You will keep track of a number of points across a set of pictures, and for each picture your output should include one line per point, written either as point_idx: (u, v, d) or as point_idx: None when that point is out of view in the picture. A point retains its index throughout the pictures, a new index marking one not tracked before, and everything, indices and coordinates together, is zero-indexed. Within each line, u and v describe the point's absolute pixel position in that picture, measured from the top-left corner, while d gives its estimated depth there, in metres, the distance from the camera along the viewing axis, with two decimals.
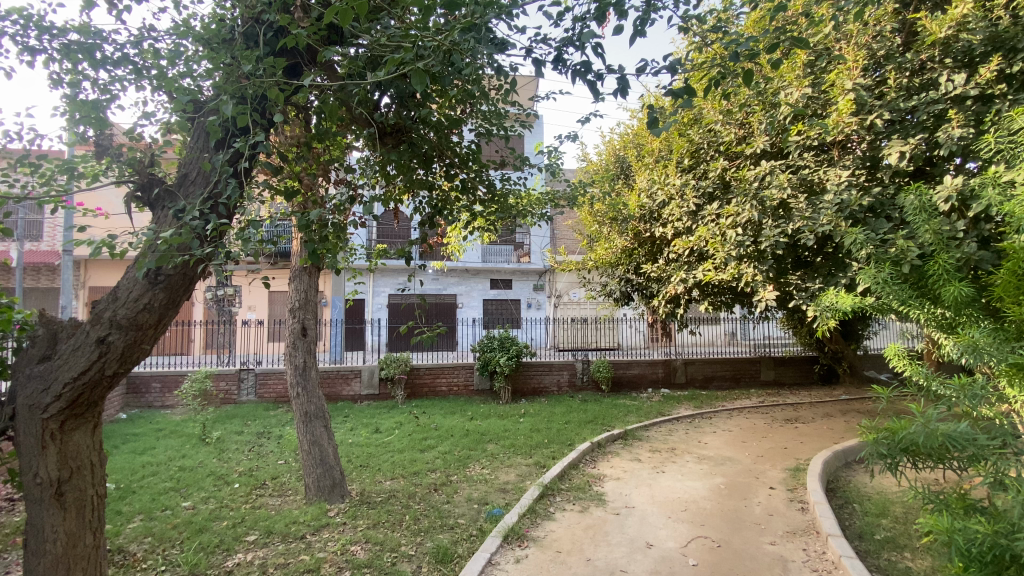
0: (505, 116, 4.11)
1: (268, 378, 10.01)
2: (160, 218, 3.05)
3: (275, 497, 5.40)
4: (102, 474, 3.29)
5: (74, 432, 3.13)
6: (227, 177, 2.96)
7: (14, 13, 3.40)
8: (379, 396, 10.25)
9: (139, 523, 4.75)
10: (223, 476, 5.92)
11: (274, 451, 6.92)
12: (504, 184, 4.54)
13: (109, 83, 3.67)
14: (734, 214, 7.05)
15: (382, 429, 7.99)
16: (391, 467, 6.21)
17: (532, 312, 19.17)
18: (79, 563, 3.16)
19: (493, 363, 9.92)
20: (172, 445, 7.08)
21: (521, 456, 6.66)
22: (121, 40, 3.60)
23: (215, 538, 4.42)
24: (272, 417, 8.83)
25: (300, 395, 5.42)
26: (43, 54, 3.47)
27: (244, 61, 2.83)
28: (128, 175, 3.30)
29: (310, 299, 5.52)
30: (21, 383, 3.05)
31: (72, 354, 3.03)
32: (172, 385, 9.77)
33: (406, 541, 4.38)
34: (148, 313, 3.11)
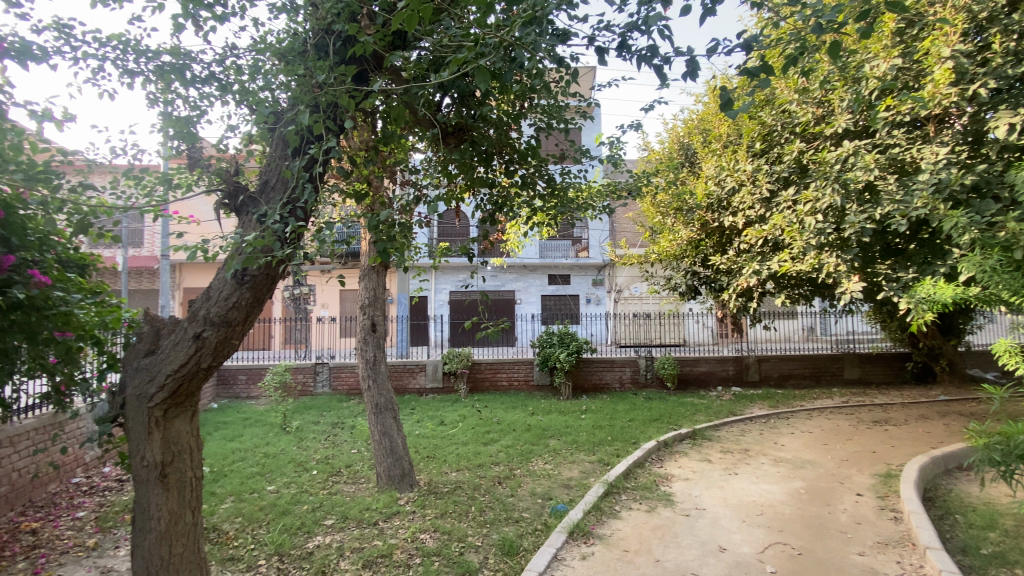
0: (566, 108, 4.03)
1: (340, 371, 10.57)
2: (245, 222, 3.29)
3: (349, 484, 5.69)
4: (199, 458, 3.60)
5: (175, 420, 3.44)
6: (304, 181, 3.15)
7: (115, 39, 3.77)
8: (443, 390, 10.54)
9: (230, 504, 5.16)
10: (302, 463, 6.31)
11: (348, 441, 7.29)
12: (564, 178, 4.45)
13: (198, 100, 3.99)
14: (813, 200, 6.50)
15: (447, 422, 8.20)
16: (456, 459, 6.35)
17: (592, 307, 18.93)
18: (180, 539, 3.47)
19: (554, 359, 9.88)
20: (257, 433, 7.65)
21: (585, 452, 6.59)
22: (207, 60, 3.91)
23: (297, 520, 4.72)
24: (345, 408, 9.32)
25: (371, 387, 5.67)
26: (142, 76, 3.83)
27: (318, 71, 2.97)
28: (216, 184, 3.58)
29: (378, 297, 5.75)
30: (130, 375, 3.40)
31: (173, 348, 3.34)
32: (255, 377, 10.55)
33: (473, 531, 4.46)
34: (236, 311, 3.36)
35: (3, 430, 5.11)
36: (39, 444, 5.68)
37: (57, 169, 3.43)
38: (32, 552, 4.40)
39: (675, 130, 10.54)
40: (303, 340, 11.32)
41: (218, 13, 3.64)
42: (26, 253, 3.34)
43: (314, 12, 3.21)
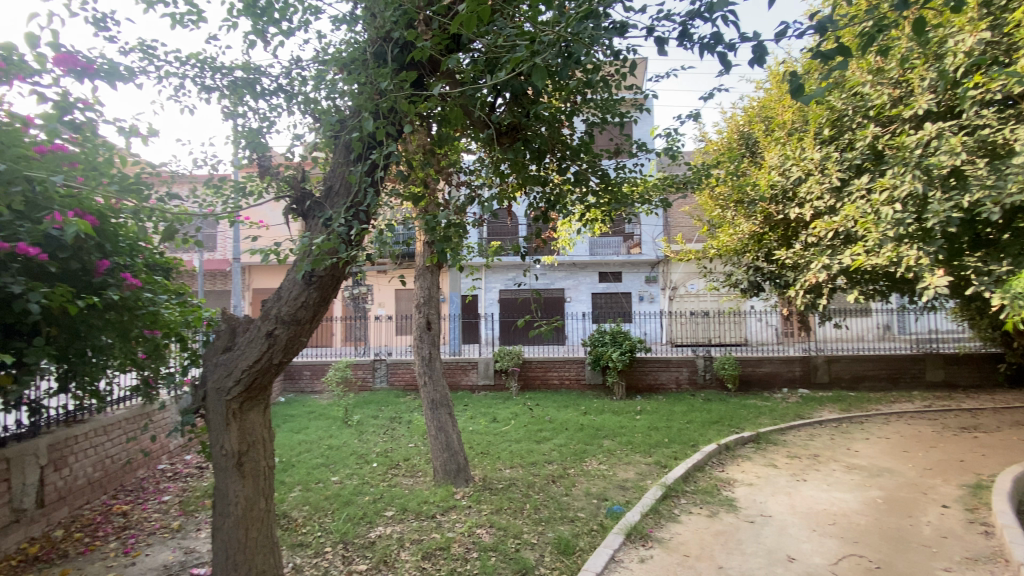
0: (620, 103, 3.94)
1: (396, 368, 10.91)
2: (312, 226, 3.46)
3: (408, 477, 5.87)
4: (272, 449, 3.82)
5: (250, 412, 3.67)
6: (366, 185, 3.29)
7: (193, 58, 4.06)
8: (495, 387, 10.64)
9: (298, 493, 5.45)
10: (362, 455, 6.58)
11: (405, 435, 7.53)
12: (619, 173, 4.35)
13: (268, 112, 4.23)
14: (889, 188, 6.06)
15: (500, 419, 8.28)
16: (509, 456, 6.41)
17: (645, 305, 18.46)
18: (255, 524, 3.70)
19: (606, 358, 9.74)
20: (321, 426, 8.03)
21: (640, 454, 6.46)
22: (275, 73, 4.12)
23: (359, 510, 4.92)
24: (402, 403, 9.62)
25: (427, 383, 5.82)
26: (217, 91, 4.09)
27: (379, 78, 3.08)
28: (285, 191, 3.80)
29: (433, 296, 5.89)
30: (210, 370, 3.65)
31: (248, 345, 3.56)
32: (319, 373, 11.08)
33: (529, 529, 4.48)
34: (305, 309, 3.54)
35: (99, 419, 5.64)
36: (130, 432, 6.23)
37: (146, 181, 3.75)
38: (124, 533, 4.83)
39: (734, 118, 10.13)
40: (361, 338, 11.77)
41: (285, 27, 3.84)
42: (118, 258, 3.67)
43: (373, 20, 3.32)
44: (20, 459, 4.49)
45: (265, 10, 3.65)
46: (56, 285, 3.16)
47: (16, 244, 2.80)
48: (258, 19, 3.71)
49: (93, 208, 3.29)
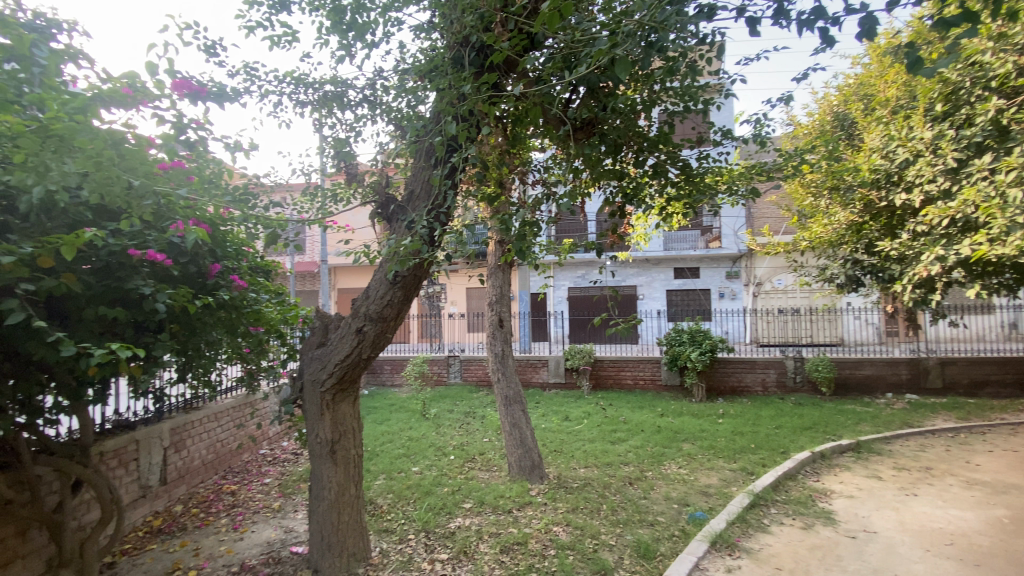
0: (704, 89, 3.75)
1: (470, 364, 11.19)
2: (396, 229, 3.64)
3: (484, 471, 6.00)
4: (360, 438, 4.05)
5: (341, 404, 3.92)
6: (445, 187, 3.39)
7: (289, 76, 4.40)
8: (567, 385, 10.59)
9: (383, 481, 5.75)
10: (440, 448, 6.82)
11: (480, 429, 7.71)
12: (702, 163, 4.14)
13: (354, 123, 4.49)
14: (1018, 167, 5.31)
15: (573, 417, 8.23)
16: (584, 455, 6.35)
17: (726, 302, 17.59)
18: (346, 509, 3.95)
19: (684, 358, 9.36)
20: (401, 418, 8.41)
21: (724, 459, 6.16)
22: (360, 84, 4.35)
23: (439, 501, 5.10)
24: (476, 399, 9.85)
25: (500, 380, 5.90)
26: (309, 105, 4.40)
27: (459, 83, 3.16)
28: (371, 197, 4.04)
29: (505, 294, 5.98)
30: (307, 363, 3.95)
31: (339, 341, 3.81)
32: (398, 367, 11.63)
33: (607, 530, 4.42)
34: (390, 307, 3.73)
35: (211, 407, 6.28)
36: (237, 419, 6.90)
37: (251, 192, 4.11)
38: (232, 510, 5.35)
39: (827, 98, 9.35)
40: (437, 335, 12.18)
41: (370, 40, 4.05)
42: (228, 261, 4.05)
43: (451, 27, 3.41)
44: (147, 441, 5.10)
45: (350, 26, 3.87)
46: (179, 287, 3.52)
47: (147, 250, 3.16)
48: (345, 34, 3.94)
49: (208, 216, 3.64)
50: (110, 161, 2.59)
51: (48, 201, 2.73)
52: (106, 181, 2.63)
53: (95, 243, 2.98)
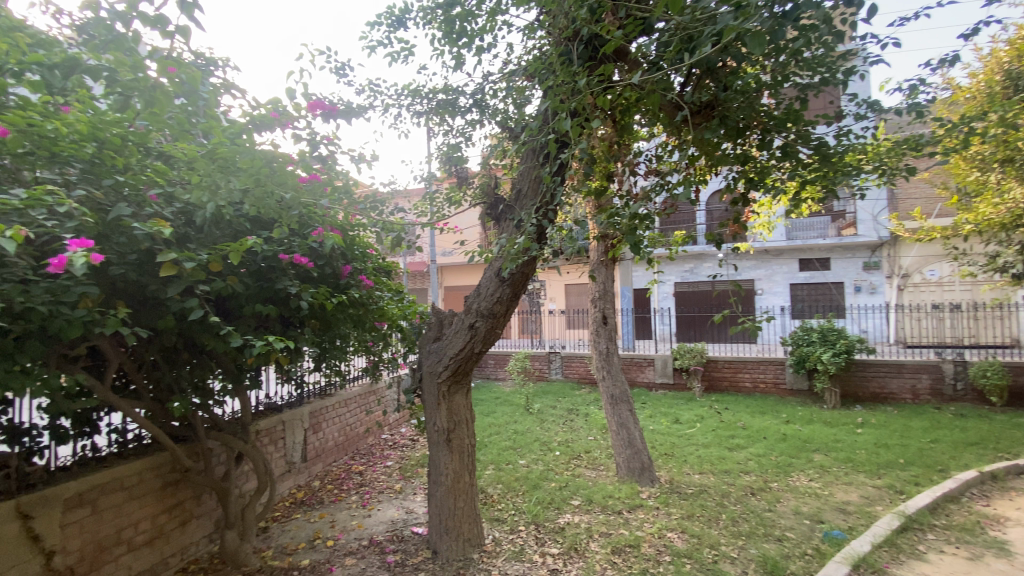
0: (842, 56, 3.34)
1: (571, 361, 11.14)
2: (505, 228, 3.72)
3: (590, 469, 5.95)
4: (474, 429, 4.23)
5: (455, 395, 4.12)
6: (552, 183, 3.37)
7: (407, 88, 4.70)
8: (675, 386, 10.12)
9: (492, 471, 5.94)
10: (545, 442, 6.89)
11: (584, 427, 7.66)
12: (841, 140, 3.68)
13: (465, 127, 4.68)
14: None
15: (683, 420, 7.84)
16: (698, 460, 6.03)
17: (862, 296, 15.69)
18: (461, 495, 4.14)
19: (814, 359, 8.46)
20: (506, 412, 8.64)
21: (864, 474, 5.48)
22: (469, 90, 4.53)
23: (548, 496, 5.14)
24: (579, 396, 9.80)
25: (605, 378, 5.79)
26: (425, 115, 4.66)
27: (568, 78, 3.15)
28: (481, 198, 4.18)
29: (609, 290, 5.87)
30: (425, 356, 4.20)
31: (454, 335, 4.00)
32: (501, 361, 11.96)
33: (727, 541, 4.16)
34: (500, 304, 3.84)
35: (340, 394, 6.96)
36: (362, 406, 7.57)
37: (376, 199, 4.48)
38: (360, 489, 5.88)
39: (995, 54, 7.85)
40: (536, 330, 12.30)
41: (479, 46, 4.18)
42: (357, 263, 4.44)
43: (558, 23, 3.41)
44: (292, 422, 5.79)
45: (461, 35, 4.03)
46: (318, 286, 3.95)
47: (293, 254, 3.59)
48: (455, 43, 4.11)
49: (340, 223, 4.03)
50: (265, 177, 3.01)
51: (218, 215, 3.19)
52: (264, 196, 3.03)
53: (254, 250, 3.44)
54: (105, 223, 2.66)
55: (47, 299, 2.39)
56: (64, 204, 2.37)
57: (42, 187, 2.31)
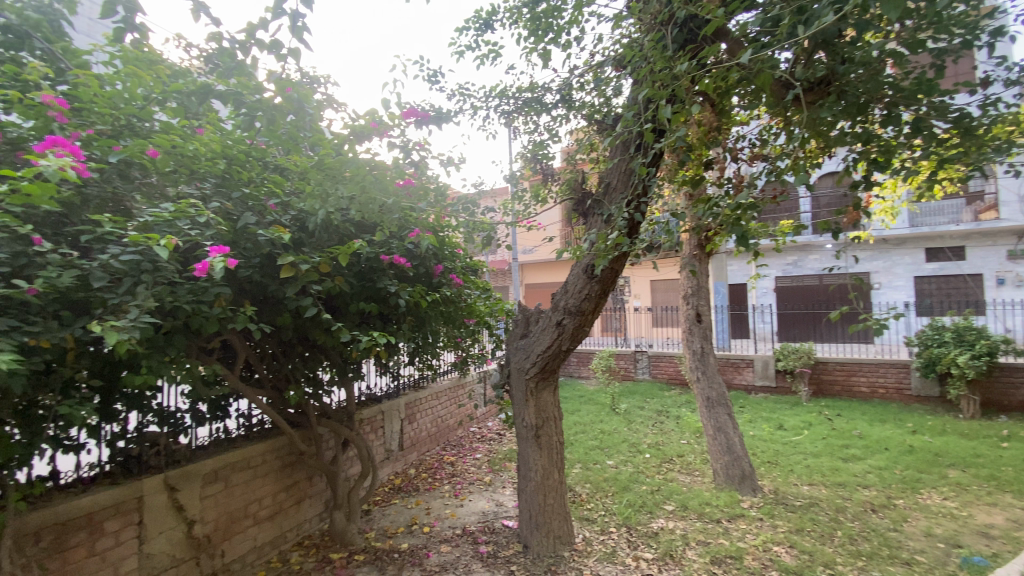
0: (991, 12, 2.87)
1: (660, 360, 10.75)
2: (594, 223, 3.65)
3: (684, 474, 5.68)
4: (562, 426, 4.21)
5: (543, 392, 4.13)
6: (644, 175, 3.24)
7: (495, 89, 4.79)
8: (777, 389, 9.39)
9: (580, 470, 5.88)
10: (634, 444, 6.69)
11: (676, 430, 7.34)
12: (990, 110, 3.15)
13: (552, 123, 4.66)
14: None
15: (787, 426, 7.24)
16: (806, 470, 5.54)
17: (1008, 290, 13.57)
18: (550, 492, 4.13)
19: (947, 361, 7.43)
20: (592, 410, 8.53)
21: (1014, 495, 4.73)
22: (556, 86, 4.51)
23: (639, 499, 4.99)
24: (668, 397, 9.42)
25: (700, 380, 5.50)
26: (512, 113, 4.70)
27: (662, 64, 3.02)
28: (568, 194, 4.15)
29: (703, 286, 5.57)
30: (512, 353, 4.25)
31: (541, 332, 4.01)
32: (585, 360, 11.83)
33: (844, 560, 3.78)
34: (588, 301, 3.78)
35: (432, 387, 7.27)
36: (452, 400, 7.85)
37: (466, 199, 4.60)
38: (453, 479, 6.11)
39: None
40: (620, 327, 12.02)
41: (566, 41, 4.14)
42: (448, 262, 4.59)
43: (650, 8, 3.28)
44: (390, 412, 6.16)
45: (548, 31, 4.02)
46: (414, 285, 4.14)
47: (392, 255, 3.81)
48: (541, 39, 4.11)
49: (433, 224, 4.19)
50: (369, 184, 3.21)
51: (327, 221, 3.45)
52: (367, 202, 3.23)
53: (359, 253, 3.69)
54: (234, 232, 2.98)
55: (191, 299, 2.73)
56: (203, 215, 2.68)
57: (186, 200, 2.64)
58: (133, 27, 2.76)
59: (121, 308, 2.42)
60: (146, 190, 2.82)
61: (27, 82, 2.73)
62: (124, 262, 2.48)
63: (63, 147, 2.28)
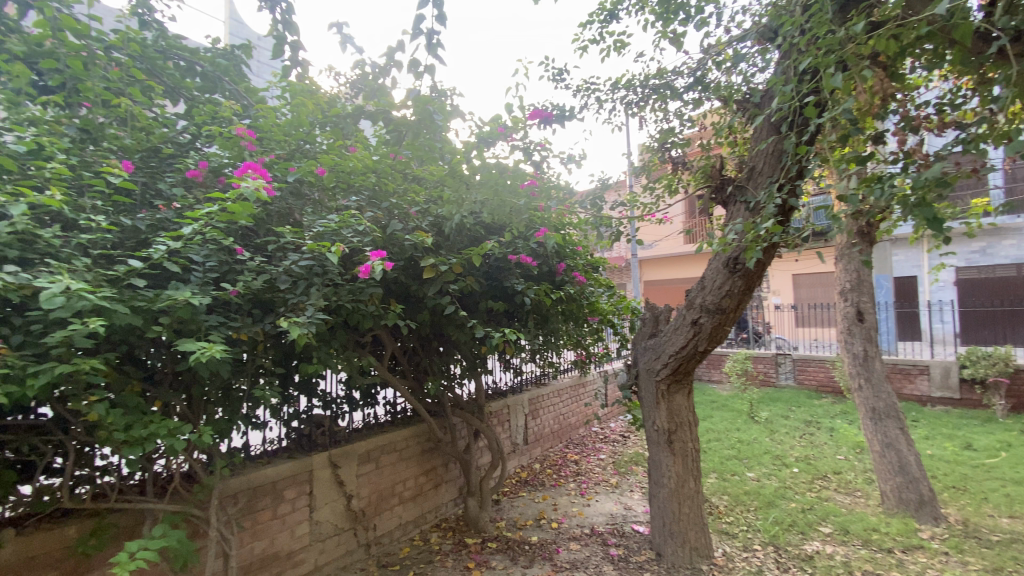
0: None
1: (806, 365, 9.64)
2: (736, 212, 3.39)
3: (842, 494, 5.01)
4: (697, 432, 3.97)
5: (676, 395, 3.92)
6: (796, 156, 2.92)
7: (620, 81, 4.67)
8: (962, 402, 7.87)
9: (715, 480, 5.49)
10: (779, 456, 6.07)
11: (829, 443, 6.51)
12: None
13: (685, 108, 4.40)
14: None
15: (979, 446, 6.03)
16: (1008, 501, 4.55)
17: None
18: (686, 500, 3.90)
19: None
20: (725, 417, 7.92)
21: None
22: (688, 70, 4.26)
23: (788, 517, 4.50)
24: (817, 406, 8.40)
25: (863, 388, 4.81)
26: (639, 103, 4.55)
27: (818, 30, 2.69)
28: (703, 183, 3.90)
29: (864, 280, 4.87)
30: (640, 353, 4.09)
31: (674, 332, 3.80)
32: (716, 362, 11.05)
33: None
34: (730, 298, 3.49)
35: (555, 385, 7.33)
36: (574, 398, 7.84)
37: (593, 197, 4.55)
38: (578, 478, 6.09)
39: None
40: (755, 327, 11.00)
41: (699, 20, 3.90)
42: (573, 261, 4.58)
43: None
44: (515, 407, 6.34)
45: (678, 12, 3.82)
46: (541, 283, 4.21)
47: (519, 255, 3.89)
48: (671, 21, 3.92)
49: (560, 222, 4.22)
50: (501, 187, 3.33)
51: (462, 225, 3.66)
52: (500, 205, 3.36)
53: (490, 254, 3.85)
54: (385, 237, 3.29)
55: (350, 298, 3.06)
56: (362, 224, 3.01)
57: (347, 211, 2.99)
58: (298, 63, 3.18)
59: (299, 306, 2.81)
60: (314, 205, 3.24)
61: (225, 119, 3.28)
62: (301, 267, 2.86)
63: (255, 171, 2.70)
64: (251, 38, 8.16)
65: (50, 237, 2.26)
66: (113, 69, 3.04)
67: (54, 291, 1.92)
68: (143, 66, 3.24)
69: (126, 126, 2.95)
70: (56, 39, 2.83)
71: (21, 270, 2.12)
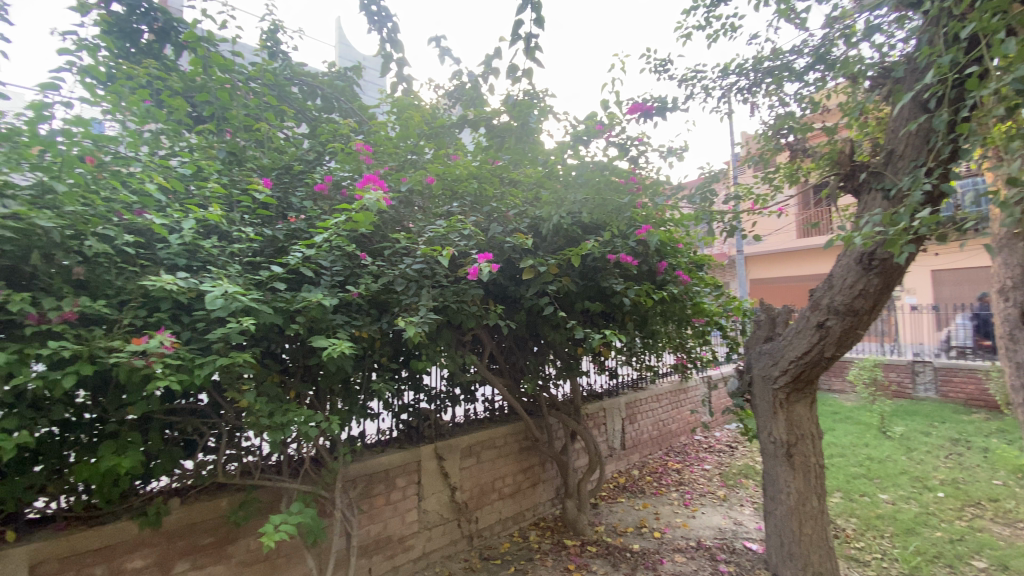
0: None
1: (951, 375, 8.40)
2: (870, 201, 3.05)
3: (1004, 526, 4.29)
4: (821, 446, 3.61)
5: (796, 405, 3.59)
6: (948, 135, 2.56)
7: (729, 66, 4.40)
8: None
9: (840, 500, 4.96)
10: (920, 478, 5.33)
11: (983, 465, 5.61)
12: None
13: (805, 89, 4.04)
14: None
15: None
16: None
17: None
18: (808, 520, 3.56)
19: None
20: (850, 431, 7.13)
21: None
22: (809, 47, 3.91)
23: (932, 546, 3.95)
24: (967, 422, 7.27)
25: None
26: (751, 89, 4.25)
27: None
28: (829, 170, 3.55)
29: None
30: (755, 358, 3.81)
31: (795, 336, 3.49)
32: (837, 370, 10.00)
33: None
34: (863, 299, 3.14)
35: (653, 389, 7.08)
36: (675, 403, 7.51)
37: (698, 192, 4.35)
38: (680, 487, 5.82)
39: None
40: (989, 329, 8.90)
41: None
42: (675, 259, 4.40)
43: None
44: (612, 410, 6.22)
45: None
46: (642, 283, 4.09)
47: (619, 255, 3.80)
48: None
49: (662, 219, 4.08)
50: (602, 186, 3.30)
51: (562, 226, 3.67)
52: (601, 204, 3.33)
53: (590, 254, 3.83)
54: (487, 240, 3.39)
55: (457, 299, 3.20)
56: (468, 228, 3.13)
57: (455, 216, 3.12)
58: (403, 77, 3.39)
59: (412, 307, 2.99)
60: (424, 210, 3.43)
61: (344, 135, 3.60)
62: (414, 270, 3.04)
63: (374, 183, 2.92)
64: (361, 60, 8.77)
65: (209, 247, 2.61)
66: (252, 97, 3.49)
67: (216, 293, 2.21)
68: (275, 93, 3.68)
69: (263, 147, 3.36)
70: (207, 75, 3.30)
71: (190, 275, 2.48)
